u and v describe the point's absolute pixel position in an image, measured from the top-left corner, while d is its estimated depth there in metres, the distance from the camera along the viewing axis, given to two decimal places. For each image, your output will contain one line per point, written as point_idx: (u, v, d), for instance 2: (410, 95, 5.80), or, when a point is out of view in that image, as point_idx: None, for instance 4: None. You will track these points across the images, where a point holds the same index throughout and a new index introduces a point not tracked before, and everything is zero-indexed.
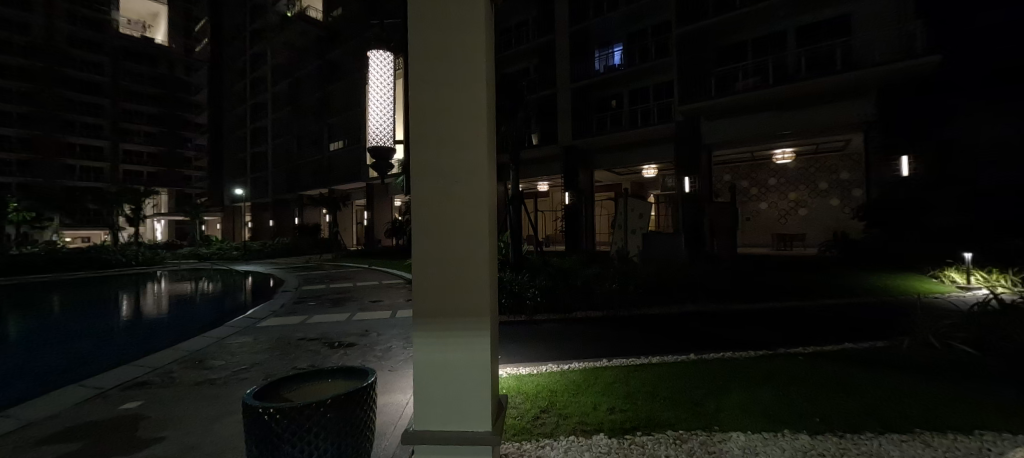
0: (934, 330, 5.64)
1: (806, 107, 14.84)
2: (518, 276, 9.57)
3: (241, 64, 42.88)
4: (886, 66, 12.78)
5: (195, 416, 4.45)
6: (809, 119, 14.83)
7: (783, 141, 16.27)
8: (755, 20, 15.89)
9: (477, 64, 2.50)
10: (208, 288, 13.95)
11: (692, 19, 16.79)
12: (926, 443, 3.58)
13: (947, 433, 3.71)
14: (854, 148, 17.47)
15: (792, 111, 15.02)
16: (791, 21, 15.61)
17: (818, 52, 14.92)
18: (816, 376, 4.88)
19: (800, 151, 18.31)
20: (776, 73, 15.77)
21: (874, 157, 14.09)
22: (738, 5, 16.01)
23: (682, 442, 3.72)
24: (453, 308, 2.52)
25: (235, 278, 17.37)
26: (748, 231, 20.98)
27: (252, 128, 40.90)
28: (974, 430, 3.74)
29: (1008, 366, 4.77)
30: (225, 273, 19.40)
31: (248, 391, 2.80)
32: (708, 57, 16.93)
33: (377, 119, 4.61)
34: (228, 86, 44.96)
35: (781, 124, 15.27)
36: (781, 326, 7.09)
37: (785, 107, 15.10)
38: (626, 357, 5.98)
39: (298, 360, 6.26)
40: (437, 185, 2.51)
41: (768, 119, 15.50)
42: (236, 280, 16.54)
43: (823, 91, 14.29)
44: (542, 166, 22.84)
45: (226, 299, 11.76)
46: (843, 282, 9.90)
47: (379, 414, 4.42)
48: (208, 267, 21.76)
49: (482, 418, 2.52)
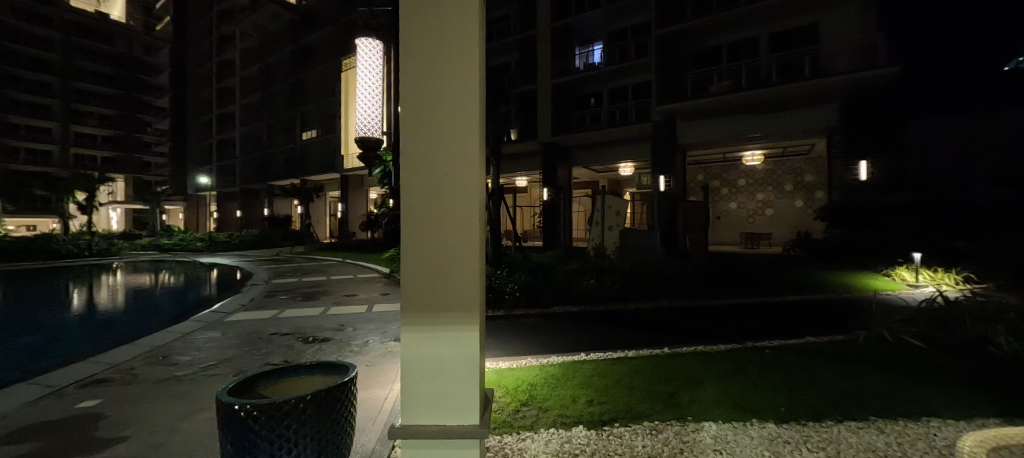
0: (888, 326, 6.13)
1: (774, 112, 15.54)
2: (498, 271, 9.54)
3: (206, 46, 40.92)
4: (846, 74, 13.57)
5: (161, 413, 4.30)
6: (777, 122, 15.47)
7: (754, 144, 16.85)
8: (729, 24, 16.45)
9: (469, 59, 2.49)
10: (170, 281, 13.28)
11: (670, 21, 17.28)
12: (880, 429, 3.82)
13: (899, 420, 3.97)
14: (818, 151, 18.37)
15: (760, 115, 15.74)
16: (764, 28, 16.22)
17: (789, 59, 15.59)
18: (779, 369, 5.18)
19: (768, 153, 19.06)
20: (748, 77, 16.38)
21: (835, 162, 14.80)
22: (714, 9, 16.60)
23: (658, 432, 3.86)
24: (442, 305, 2.51)
25: (200, 269, 16.71)
26: (720, 229, 21.71)
27: (217, 113, 39.20)
28: (922, 416, 4.02)
29: (950, 362, 5.18)
30: (190, 264, 18.57)
31: (223, 389, 2.70)
32: (686, 59, 17.49)
33: (366, 108, 4.79)
34: (192, 69, 42.94)
35: (753, 127, 15.85)
36: (750, 320, 7.45)
37: (756, 111, 15.75)
38: (605, 350, 6.16)
39: (271, 355, 6.12)
40: (429, 187, 2.48)
41: (740, 121, 16.10)
42: (201, 272, 15.96)
43: (789, 96, 15.00)
44: (521, 162, 23.03)
45: (189, 292, 11.23)
46: (806, 280, 10.40)
47: (359, 409, 4.48)
48: (169, 259, 20.69)
49: (470, 409, 2.53)
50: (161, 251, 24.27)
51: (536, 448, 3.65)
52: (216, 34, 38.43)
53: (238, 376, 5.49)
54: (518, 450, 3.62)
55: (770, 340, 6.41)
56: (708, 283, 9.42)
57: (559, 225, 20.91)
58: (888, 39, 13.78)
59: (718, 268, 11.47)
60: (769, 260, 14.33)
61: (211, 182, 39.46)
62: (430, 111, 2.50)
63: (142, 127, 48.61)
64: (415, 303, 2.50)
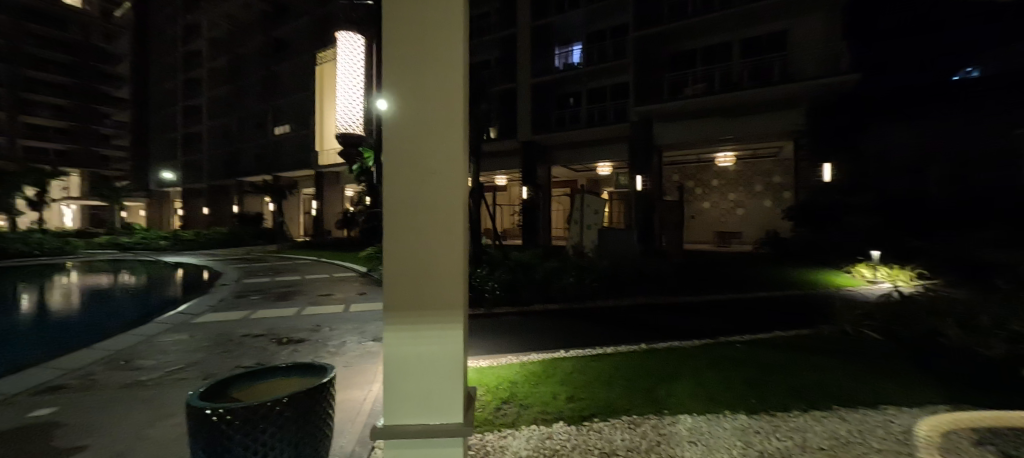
0: (850, 319, 6.55)
1: (745, 116, 16.14)
2: (479, 269, 9.52)
3: (171, 35, 39.14)
4: (811, 80, 14.37)
5: (124, 422, 4.05)
6: (749, 125, 16.05)
7: (726, 146, 17.41)
8: (704, 29, 16.93)
9: (454, 25, 2.19)
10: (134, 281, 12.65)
11: (647, 24, 17.69)
12: (840, 417, 4.01)
13: (857, 408, 4.19)
14: (786, 154, 19.11)
15: (732, 118, 16.34)
16: (735, 34, 16.77)
17: (759, 64, 16.17)
18: (749, 362, 5.37)
19: (740, 155, 19.71)
20: (721, 81, 16.92)
21: (802, 164, 15.42)
22: (689, 14, 17.10)
23: (636, 426, 3.93)
24: (424, 300, 2.19)
25: (165, 269, 15.99)
26: (693, 228, 22.36)
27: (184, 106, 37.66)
28: (878, 404, 4.24)
29: (902, 353, 5.55)
30: (152, 264, 17.74)
31: (193, 394, 2.44)
32: (662, 61, 17.94)
33: (347, 103, 4.69)
34: (155, 59, 41.03)
35: (726, 129, 16.43)
36: (722, 316, 7.75)
37: (729, 114, 16.34)
38: (584, 347, 6.24)
39: (243, 358, 5.90)
40: (409, 167, 2.17)
41: (714, 124, 16.63)
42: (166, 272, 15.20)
43: (760, 101, 15.66)
44: (500, 160, 23.07)
45: (153, 293, 10.71)
46: (777, 277, 10.83)
47: (337, 411, 4.39)
48: (130, 258, 19.72)
49: (452, 408, 2.25)
50: (120, 249, 23.11)
51: (517, 445, 3.63)
52: (182, 22, 36.79)
53: (206, 380, 5.24)
54: (499, 448, 3.59)
55: (741, 335, 6.66)
56: (685, 281, 9.68)
57: (538, 224, 21.09)
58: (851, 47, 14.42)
59: (696, 265, 11.80)
60: (740, 257, 14.90)
61: (176, 177, 37.89)
62: (410, 85, 2.18)
63: (100, 119, 46.10)
64: (394, 297, 2.17)
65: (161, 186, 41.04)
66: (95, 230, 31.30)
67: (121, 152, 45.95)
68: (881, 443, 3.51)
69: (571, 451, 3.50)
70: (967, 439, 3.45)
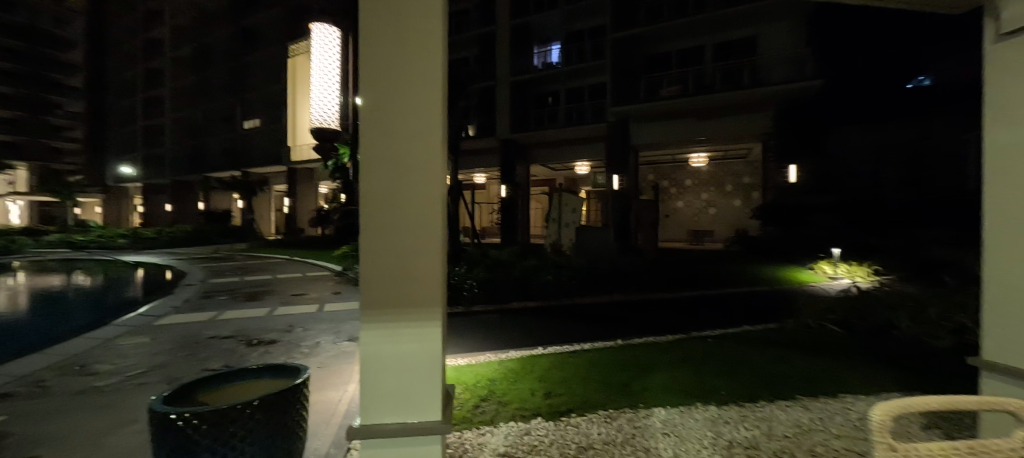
0: (812, 314, 6.85)
1: (718, 118, 16.76)
2: (458, 268, 9.48)
3: (131, 22, 37.13)
4: (780, 85, 15.06)
5: (80, 430, 3.79)
6: (722, 126, 16.66)
7: (699, 147, 17.95)
8: (678, 32, 17.53)
9: (432, 17, 2.13)
10: (92, 281, 11.95)
11: (625, 26, 18.18)
12: (803, 405, 4.19)
13: (819, 397, 4.39)
14: (756, 155, 19.84)
15: (706, 121, 16.90)
16: (708, 38, 17.33)
17: (730, 68, 16.76)
18: (719, 356, 5.55)
19: (712, 156, 20.32)
20: (695, 84, 17.50)
21: (770, 165, 16.04)
22: (664, 18, 17.66)
23: (612, 420, 3.97)
24: (401, 296, 2.14)
25: (124, 268, 15.16)
26: (667, 226, 22.91)
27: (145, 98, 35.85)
28: (838, 393, 4.46)
29: (860, 344, 5.88)
30: (109, 263, 16.80)
31: (155, 399, 2.23)
32: (639, 63, 18.48)
33: (320, 96, 4.57)
34: (113, 47, 38.83)
35: (699, 130, 16.98)
36: (696, 311, 8.01)
37: (703, 116, 16.90)
38: (561, 344, 6.30)
39: (210, 361, 5.64)
40: (386, 160, 2.12)
41: (688, 125, 17.17)
42: (124, 272, 14.36)
43: (732, 104, 16.28)
44: (478, 158, 22.95)
45: (112, 294, 10.12)
46: (748, 274, 11.25)
47: (311, 413, 4.25)
48: (84, 257, 18.62)
49: (430, 406, 2.21)
50: (73, 249, 21.81)
51: (496, 441, 3.60)
52: (143, 9, 34.95)
53: (170, 384, 4.99)
54: (478, 445, 3.54)
55: (712, 330, 6.87)
56: (662, 278, 9.91)
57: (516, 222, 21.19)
58: (815, 54, 15.06)
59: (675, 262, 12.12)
60: (712, 255, 15.39)
61: (137, 172, 36.09)
62: (388, 76, 2.12)
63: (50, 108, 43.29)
64: (370, 294, 2.12)
65: (121, 181, 39.13)
66: (45, 228, 29.42)
67: (74, 145, 43.31)
68: (840, 430, 3.67)
69: (549, 446, 3.49)
70: (916, 424, 3.66)
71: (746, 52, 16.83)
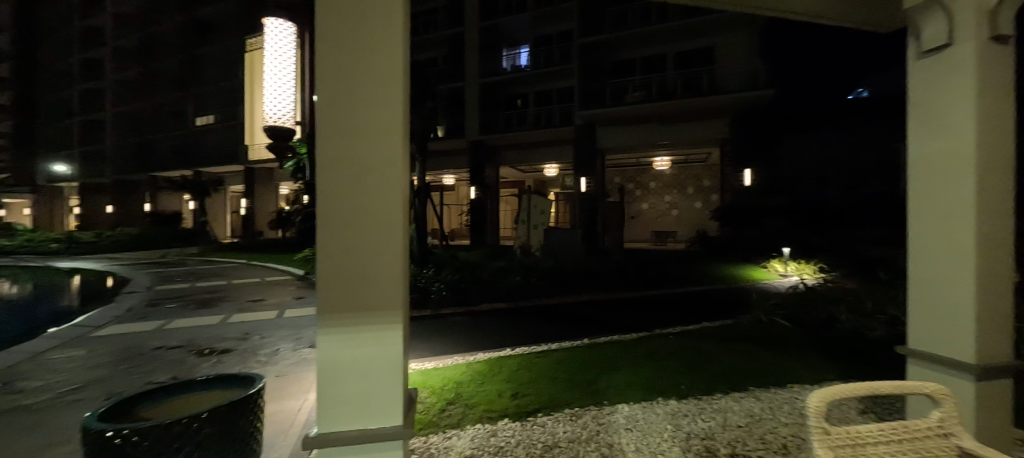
0: (764, 310, 7.24)
1: (682, 122, 17.34)
2: (425, 270, 9.33)
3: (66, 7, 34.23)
4: (734, 94, 15.74)
5: (3, 452, 3.43)
6: (682, 132, 17.29)
7: (663, 151, 18.66)
8: (643, 39, 18.11)
9: (392, 18, 2.12)
10: (24, 289, 10.88)
11: (592, 31, 18.61)
12: (755, 396, 4.39)
13: (770, 387, 4.62)
14: (716, 159, 20.74)
15: (668, 125, 17.57)
16: (670, 47, 18.03)
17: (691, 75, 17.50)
18: (680, 353, 5.73)
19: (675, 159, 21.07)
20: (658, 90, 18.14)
21: (727, 169, 16.86)
22: (631, 25, 18.16)
23: (577, 417, 4.00)
24: (359, 300, 2.09)
25: (57, 275, 13.88)
26: (633, 227, 23.52)
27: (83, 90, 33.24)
28: (787, 383, 4.70)
29: (805, 337, 6.25)
30: (40, 270, 15.35)
31: (91, 414, 2.07)
32: (604, 69, 18.98)
33: (275, 94, 4.33)
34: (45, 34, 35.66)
35: (663, 134, 17.62)
36: (660, 309, 8.28)
37: (665, 121, 17.54)
38: (529, 345, 6.31)
39: (156, 373, 5.24)
40: (344, 159, 2.06)
41: (652, 129, 17.82)
42: (59, 278, 13.19)
43: (695, 109, 16.99)
44: (446, 160, 22.73)
45: (45, 303, 9.24)
46: (710, 272, 11.75)
47: (267, 424, 4.02)
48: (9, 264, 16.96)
49: (391, 410, 2.14)
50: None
51: (462, 444, 3.54)
52: None
53: (109, 399, 4.60)
54: (443, 449, 3.48)
55: (670, 327, 7.09)
56: (629, 277, 10.17)
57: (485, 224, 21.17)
58: (768, 64, 15.88)
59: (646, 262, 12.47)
60: (676, 254, 15.99)
61: (73, 170, 33.29)
62: (347, 76, 2.08)
63: None
64: (328, 297, 2.06)
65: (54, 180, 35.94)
66: None
67: None
68: (787, 418, 3.88)
69: (515, 447, 3.47)
70: (852, 410, 3.93)
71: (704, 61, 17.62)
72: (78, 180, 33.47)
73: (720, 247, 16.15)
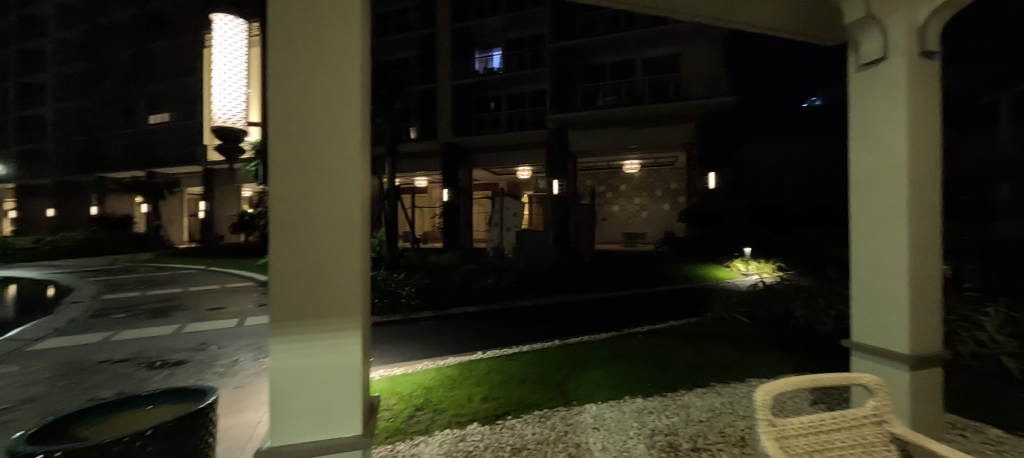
0: (728, 307, 7.54)
1: (652, 126, 18.16)
2: (394, 274, 9.13)
3: None
4: (699, 99, 16.57)
5: None
6: (654, 135, 18.12)
7: (632, 154, 19.19)
8: (613, 46, 18.57)
9: (349, 14, 2.05)
10: None
11: (564, 36, 18.96)
12: (716, 391, 4.52)
13: (731, 382, 4.77)
14: (682, 163, 21.38)
15: (637, 130, 18.35)
16: (638, 53, 18.53)
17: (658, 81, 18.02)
18: (646, 351, 5.84)
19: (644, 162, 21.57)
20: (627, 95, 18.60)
21: (693, 173, 17.44)
22: (602, 31, 18.54)
23: (547, 418, 3.99)
24: (316, 304, 2.01)
25: None
26: (604, 229, 23.91)
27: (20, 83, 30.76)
28: (746, 377, 4.86)
29: (761, 333, 6.53)
30: None
31: (21, 436, 1.88)
32: (576, 75, 19.33)
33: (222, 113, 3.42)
34: None
35: (631, 139, 18.33)
36: (629, 309, 8.43)
37: (634, 126, 18.28)
38: (500, 347, 6.28)
39: (99, 388, 4.87)
40: (298, 158, 1.99)
41: (624, 133, 18.45)
42: None
43: (663, 114, 17.65)
44: (417, 162, 22.41)
45: None
46: (680, 272, 12.10)
47: (221, 438, 3.78)
48: None
49: (350, 419, 2.05)
50: None
51: (428, 451, 3.44)
52: None
53: (45, 419, 4.22)
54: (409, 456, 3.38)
55: (635, 327, 7.21)
56: (601, 279, 10.33)
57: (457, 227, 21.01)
58: (731, 72, 16.50)
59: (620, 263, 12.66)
60: (646, 255, 16.38)
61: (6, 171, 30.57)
62: (301, 72, 2.00)
63: None
64: (283, 302, 1.98)
65: None
66: None
67: None
68: (745, 411, 4.01)
69: (484, 451, 3.44)
70: (805, 401, 4.13)
71: (670, 68, 18.17)
72: (13, 182, 30.80)
73: (687, 248, 16.66)
